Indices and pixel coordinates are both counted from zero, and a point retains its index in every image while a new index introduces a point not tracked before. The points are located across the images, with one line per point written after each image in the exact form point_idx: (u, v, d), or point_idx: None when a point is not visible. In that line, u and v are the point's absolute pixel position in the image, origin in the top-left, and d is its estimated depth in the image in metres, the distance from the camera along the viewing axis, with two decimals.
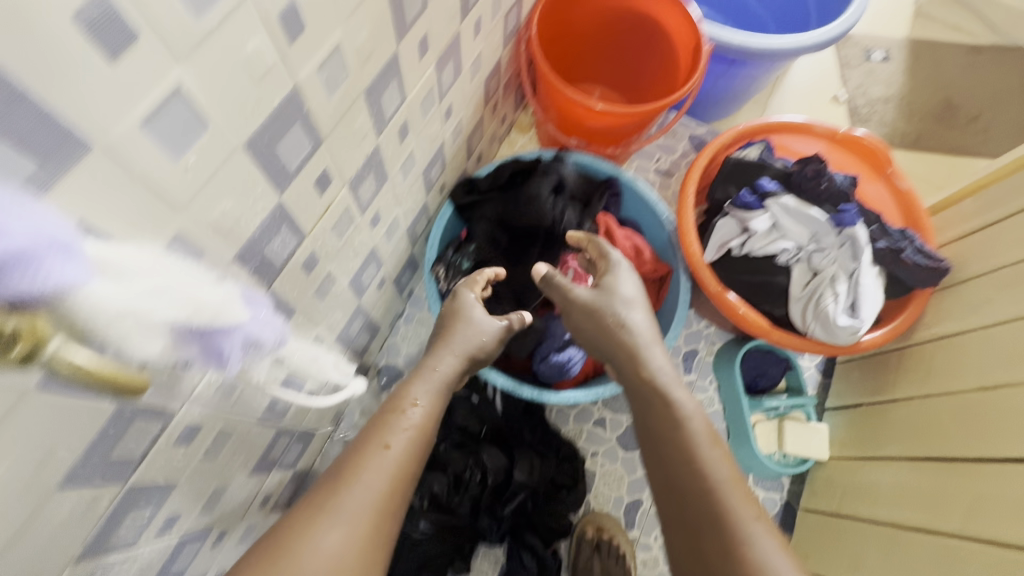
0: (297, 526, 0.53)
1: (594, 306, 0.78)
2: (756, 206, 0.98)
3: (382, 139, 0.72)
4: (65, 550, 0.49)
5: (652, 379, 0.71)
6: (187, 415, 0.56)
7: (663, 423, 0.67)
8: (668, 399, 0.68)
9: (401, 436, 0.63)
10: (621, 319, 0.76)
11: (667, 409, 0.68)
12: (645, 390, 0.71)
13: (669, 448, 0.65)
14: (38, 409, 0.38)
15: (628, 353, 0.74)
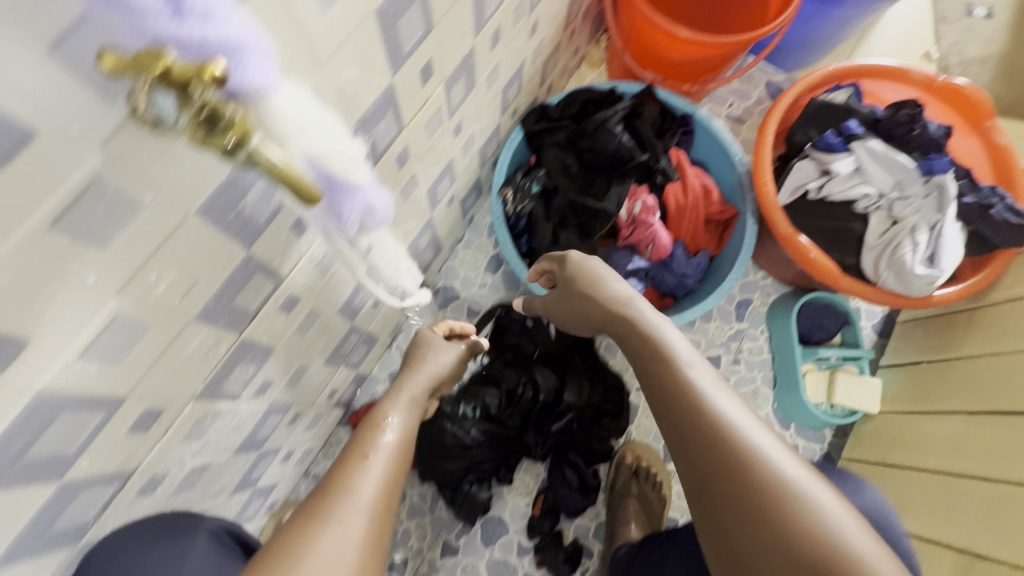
0: (299, 522, 0.48)
1: (583, 286, 0.75)
2: (840, 148, 0.95)
3: (477, 41, 0.72)
4: (191, 386, 0.54)
5: (639, 326, 0.68)
6: (291, 282, 0.60)
7: (654, 367, 0.63)
8: (657, 343, 0.65)
9: (382, 449, 0.56)
10: (605, 292, 0.72)
11: (655, 350, 0.64)
12: (637, 340, 0.67)
13: (664, 392, 0.61)
14: (194, 234, 0.42)
15: (619, 316, 0.70)
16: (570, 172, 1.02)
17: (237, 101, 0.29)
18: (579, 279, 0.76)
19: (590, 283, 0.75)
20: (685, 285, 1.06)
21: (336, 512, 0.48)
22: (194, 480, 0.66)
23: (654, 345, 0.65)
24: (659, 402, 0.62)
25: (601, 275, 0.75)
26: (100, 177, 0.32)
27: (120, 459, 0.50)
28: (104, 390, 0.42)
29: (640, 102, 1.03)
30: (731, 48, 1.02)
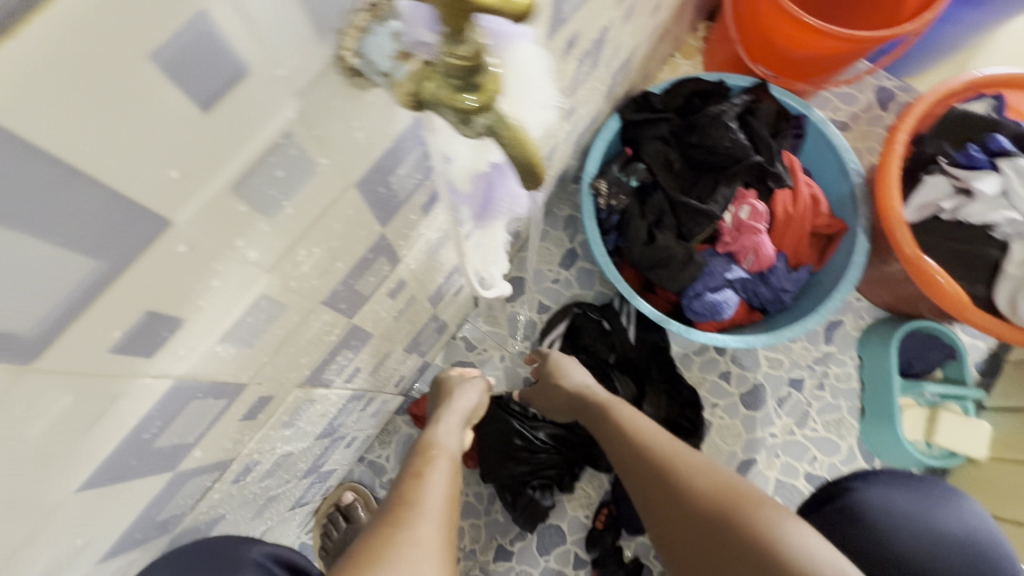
0: (376, 533, 0.47)
1: (554, 373, 0.86)
2: (982, 165, 0.86)
3: (615, 16, 0.65)
4: (301, 372, 0.49)
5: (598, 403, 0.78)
6: (404, 266, 0.55)
7: (616, 432, 0.72)
8: (615, 414, 0.74)
9: (437, 471, 0.59)
10: (567, 380, 0.84)
11: (616, 421, 0.73)
12: (595, 414, 0.77)
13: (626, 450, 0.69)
14: (347, 206, 0.36)
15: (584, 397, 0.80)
16: (673, 167, 0.95)
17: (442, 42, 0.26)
18: (552, 368, 0.87)
19: (558, 369, 0.86)
20: (780, 300, 0.98)
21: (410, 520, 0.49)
22: (276, 467, 0.62)
23: (612, 417, 0.74)
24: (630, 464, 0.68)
25: (568, 365, 0.87)
26: (289, 133, 0.26)
27: (225, 447, 0.45)
28: (230, 376, 0.37)
29: (755, 98, 0.94)
30: (863, 45, 0.92)
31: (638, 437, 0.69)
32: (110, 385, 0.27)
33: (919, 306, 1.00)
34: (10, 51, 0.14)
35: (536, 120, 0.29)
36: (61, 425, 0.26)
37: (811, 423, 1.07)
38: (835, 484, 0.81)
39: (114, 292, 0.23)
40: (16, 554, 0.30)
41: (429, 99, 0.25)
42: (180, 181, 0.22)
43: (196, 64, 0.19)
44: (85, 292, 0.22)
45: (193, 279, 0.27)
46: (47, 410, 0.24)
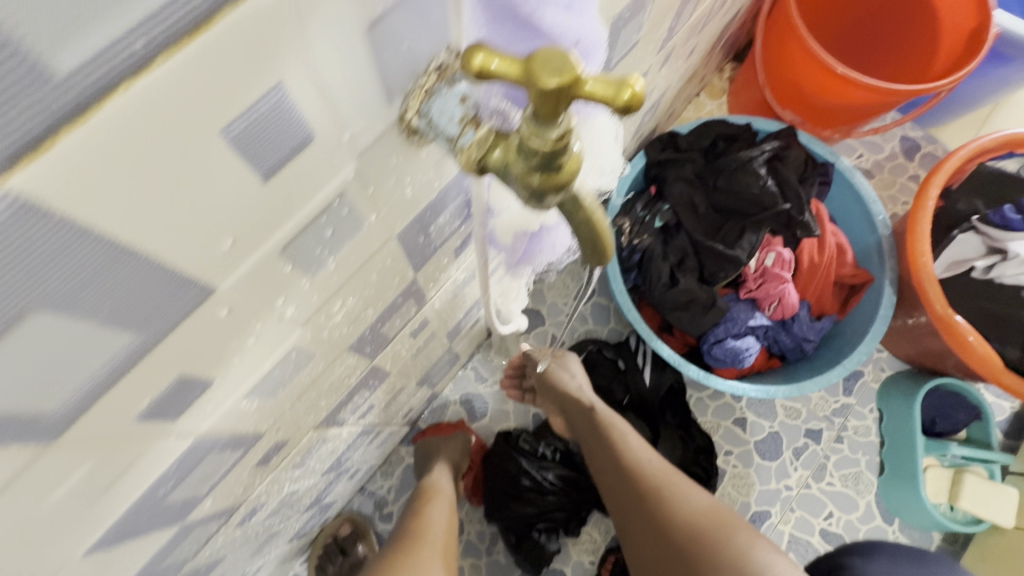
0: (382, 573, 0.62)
1: (553, 378, 0.85)
2: (1018, 226, 0.83)
3: (654, 62, 0.64)
4: (320, 414, 0.47)
5: (592, 412, 0.80)
6: (430, 306, 0.53)
7: (608, 449, 0.75)
8: (608, 430, 0.77)
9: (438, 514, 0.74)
10: (565, 386, 0.83)
11: (608, 437, 0.76)
12: (588, 424, 0.80)
13: (616, 469, 0.72)
14: (387, 257, 0.35)
15: (579, 406, 0.82)
16: (698, 211, 0.93)
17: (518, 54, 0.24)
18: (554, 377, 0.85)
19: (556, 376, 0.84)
20: (802, 349, 0.96)
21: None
22: (281, 506, 0.59)
23: (607, 433, 0.76)
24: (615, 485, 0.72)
25: (571, 371, 0.85)
26: (343, 194, 0.25)
27: (235, 493, 0.42)
28: (251, 427, 0.35)
29: (784, 145, 0.93)
30: (895, 99, 0.91)
31: (630, 459, 0.72)
32: (132, 449, 0.25)
33: (945, 362, 0.97)
34: (88, 136, 0.14)
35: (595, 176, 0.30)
36: (78, 492, 0.24)
37: (827, 477, 1.03)
38: (829, 556, 0.81)
39: (149, 360, 0.22)
40: None
41: (495, 169, 0.24)
42: (231, 250, 0.21)
43: (266, 138, 0.19)
44: (121, 360, 0.20)
45: (230, 339, 0.25)
46: (66, 479, 0.23)
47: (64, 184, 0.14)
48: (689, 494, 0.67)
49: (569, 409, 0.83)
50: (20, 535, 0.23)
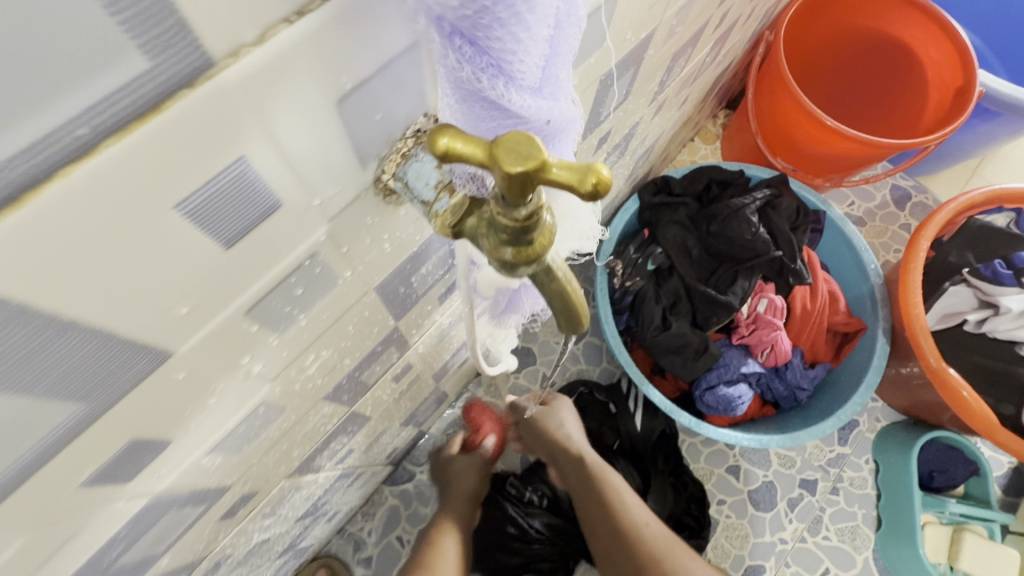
0: None
1: (546, 428, 0.81)
2: (1009, 280, 0.83)
3: (646, 113, 0.65)
4: (292, 463, 0.46)
5: (583, 465, 0.76)
6: (413, 350, 0.52)
7: (603, 507, 0.72)
8: (604, 485, 0.74)
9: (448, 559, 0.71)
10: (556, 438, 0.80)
11: (604, 495, 0.73)
12: (579, 476, 0.76)
13: (613, 531, 0.70)
14: (364, 309, 0.34)
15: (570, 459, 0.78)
16: (691, 255, 0.93)
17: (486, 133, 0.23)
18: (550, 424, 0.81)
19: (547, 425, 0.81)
20: (795, 397, 0.95)
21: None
22: (252, 555, 0.57)
23: (600, 488, 0.74)
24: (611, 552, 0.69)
25: (562, 420, 0.81)
26: (314, 255, 0.24)
27: (197, 549, 0.40)
28: (213, 483, 0.34)
29: (775, 193, 0.94)
30: (884, 151, 0.92)
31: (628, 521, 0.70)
32: (75, 517, 0.24)
33: (941, 415, 0.95)
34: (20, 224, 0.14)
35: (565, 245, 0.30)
36: (10, 564, 0.23)
37: (823, 530, 1.00)
38: None
39: (93, 429, 0.21)
40: None
41: (470, 233, 0.24)
42: (190, 312, 0.21)
43: (221, 212, 0.19)
44: (60, 431, 0.19)
45: (188, 399, 0.24)
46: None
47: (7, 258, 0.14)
48: (686, 560, 0.66)
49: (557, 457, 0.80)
50: None
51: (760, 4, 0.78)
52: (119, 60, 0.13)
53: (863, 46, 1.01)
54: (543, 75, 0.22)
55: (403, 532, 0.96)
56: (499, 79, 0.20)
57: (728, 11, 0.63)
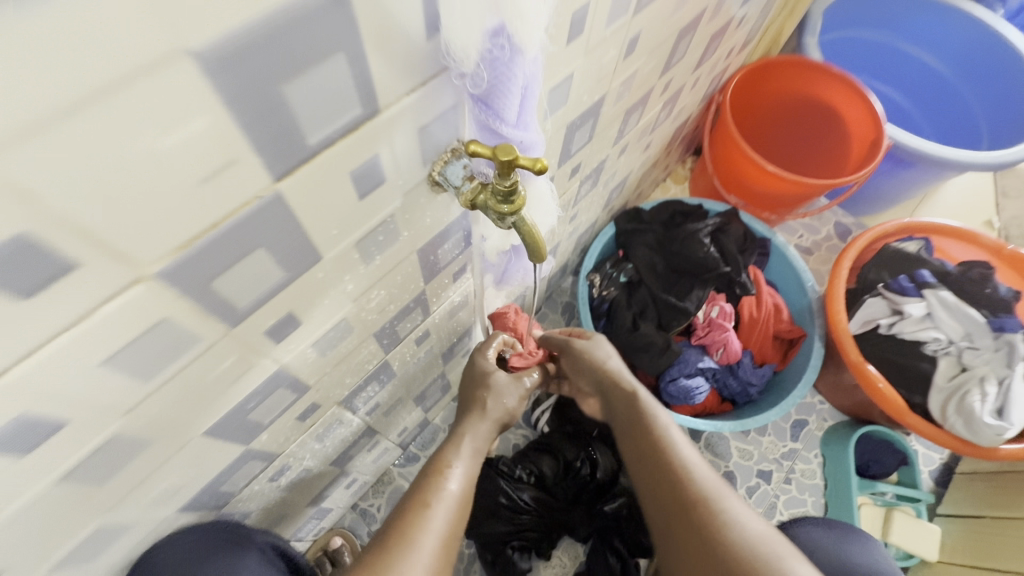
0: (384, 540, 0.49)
1: (583, 351, 0.74)
2: (912, 292, 1.03)
3: (611, 152, 0.86)
4: (343, 391, 0.62)
5: (624, 388, 0.70)
6: (432, 318, 0.70)
7: (648, 439, 0.63)
8: (647, 413, 0.66)
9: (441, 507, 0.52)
10: (597, 364, 0.72)
11: (647, 424, 0.64)
12: (618, 400, 0.70)
13: (657, 468, 0.60)
14: (408, 266, 0.52)
15: (610, 384, 0.71)
16: (658, 270, 1.13)
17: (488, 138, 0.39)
18: (587, 354, 0.73)
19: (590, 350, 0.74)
20: (748, 393, 1.11)
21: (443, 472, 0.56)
22: (297, 482, 0.72)
23: (647, 420, 0.65)
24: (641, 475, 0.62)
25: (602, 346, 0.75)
26: (391, 218, 0.43)
27: (278, 441, 0.57)
28: (304, 376, 0.51)
29: (725, 221, 1.14)
30: (814, 190, 1.13)
31: (677, 463, 0.59)
32: (249, 361, 0.41)
33: (873, 412, 1.12)
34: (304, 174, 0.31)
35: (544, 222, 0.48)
36: (218, 380, 0.40)
37: (778, 515, 1.14)
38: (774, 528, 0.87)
39: (280, 300, 0.39)
40: (142, 483, 0.41)
41: (478, 205, 0.41)
42: (337, 234, 0.38)
43: (362, 180, 0.36)
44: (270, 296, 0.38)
45: (315, 296, 0.42)
46: (219, 365, 0.38)
47: (299, 185, 0.31)
48: (744, 511, 0.55)
49: (595, 381, 0.73)
50: (187, 398, 0.38)
51: (703, 75, 1.02)
52: (358, 106, 0.31)
53: (798, 105, 1.25)
54: (519, 115, 0.37)
55: None
56: (492, 117, 0.36)
57: (673, 79, 0.85)
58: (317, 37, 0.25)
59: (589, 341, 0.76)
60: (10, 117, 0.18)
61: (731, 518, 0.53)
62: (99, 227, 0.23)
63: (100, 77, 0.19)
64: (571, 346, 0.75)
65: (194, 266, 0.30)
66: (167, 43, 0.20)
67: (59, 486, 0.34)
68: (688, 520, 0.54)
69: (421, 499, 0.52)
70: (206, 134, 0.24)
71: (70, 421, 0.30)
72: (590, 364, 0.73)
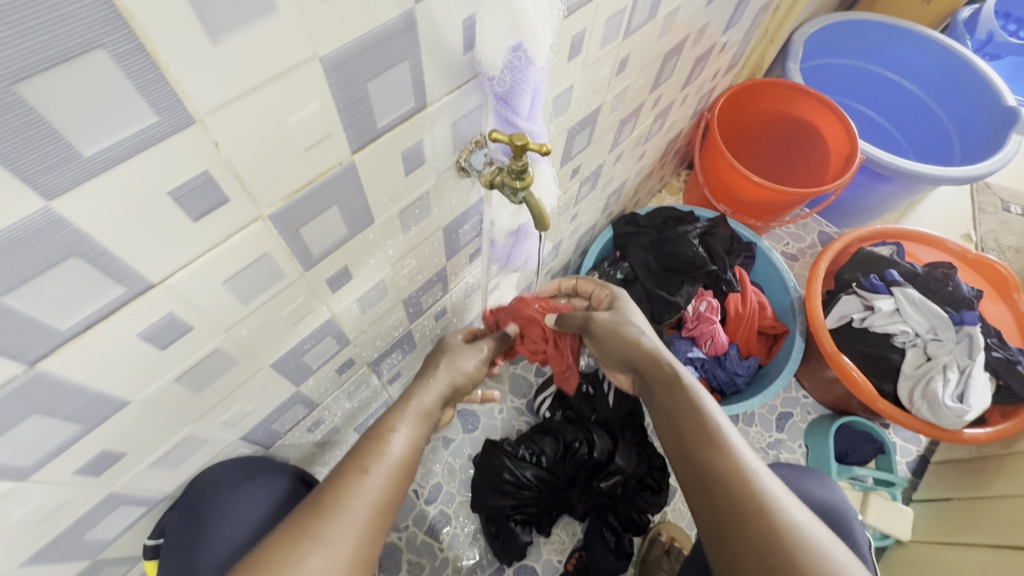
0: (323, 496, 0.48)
1: (627, 335, 0.69)
2: (882, 290, 1.13)
3: (608, 157, 0.97)
4: (373, 353, 0.73)
5: (680, 382, 0.63)
6: (451, 295, 0.80)
7: (708, 441, 0.58)
8: (707, 412, 0.60)
9: (383, 467, 0.51)
10: (647, 351, 0.66)
11: (706, 424, 0.59)
12: (673, 396, 0.63)
13: (720, 473, 0.55)
14: (435, 240, 0.63)
15: (662, 374, 0.65)
16: (651, 268, 1.22)
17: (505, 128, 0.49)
18: (627, 332, 0.69)
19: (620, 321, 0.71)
20: (734, 382, 1.21)
21: (403, 409, 0.58)
22: (326, 439, 0.81)
23: (706, 419, 0.60)
24: (703, 484, 0.56)
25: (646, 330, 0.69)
26: (426, 195, 0.54)
27: (318, 390, 0.67)
28: (347, 329, 0.61)
29: (714, 225, 1.25)
30: (795, 199, 1.21)
31: (741, 465, 0.55)
32: (311, 305, 0.52)
33: (850, 403, 1.19)
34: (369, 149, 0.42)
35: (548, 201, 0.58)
36: (288, 317, 0.50)
37: None
38: None
39: (340, 255, 0.49)
40: (222, 401, 0.51)
41: (495, 184, 0.52)
42: (386, 202, 0.49)
43: (408, 160, 0.47)
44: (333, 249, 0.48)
45: (364, 255, 0.53)
46: (291, 302, 0.49)
47: (366, 158, 0.42)
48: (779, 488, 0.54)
49: (643, 370, 0.67)
50: (266, 328, 0.48)
51: (691, 94, 1.14)
52: (412, 101, 0.42)
53: (781, 122, 1.36)
54: (530, 111, 0.48)
55: (418, 486, 1.17)
56: (509, 110, 0.47)
57: (662, 95, 0.97)
58: (393, 49, 0.37)
59: (631, 322, 0.70)
60: (221, 94, 0.29)
61: (802, 529, 0.50)
62: (246, 175, 0.34)
63: (271, 72, 0.31)
64: (613, 328, 0.70)
65: (292, 213, 0.40)
66: (309, 51, 0.32)
67: (174, 385, 0.44)
68: (735, 508, 0.53)
69: (375, 432, 0.54)
70: (317, 114, 0.35)
71: (194, 327, 0.41)
72: (636, 349, 0.68)
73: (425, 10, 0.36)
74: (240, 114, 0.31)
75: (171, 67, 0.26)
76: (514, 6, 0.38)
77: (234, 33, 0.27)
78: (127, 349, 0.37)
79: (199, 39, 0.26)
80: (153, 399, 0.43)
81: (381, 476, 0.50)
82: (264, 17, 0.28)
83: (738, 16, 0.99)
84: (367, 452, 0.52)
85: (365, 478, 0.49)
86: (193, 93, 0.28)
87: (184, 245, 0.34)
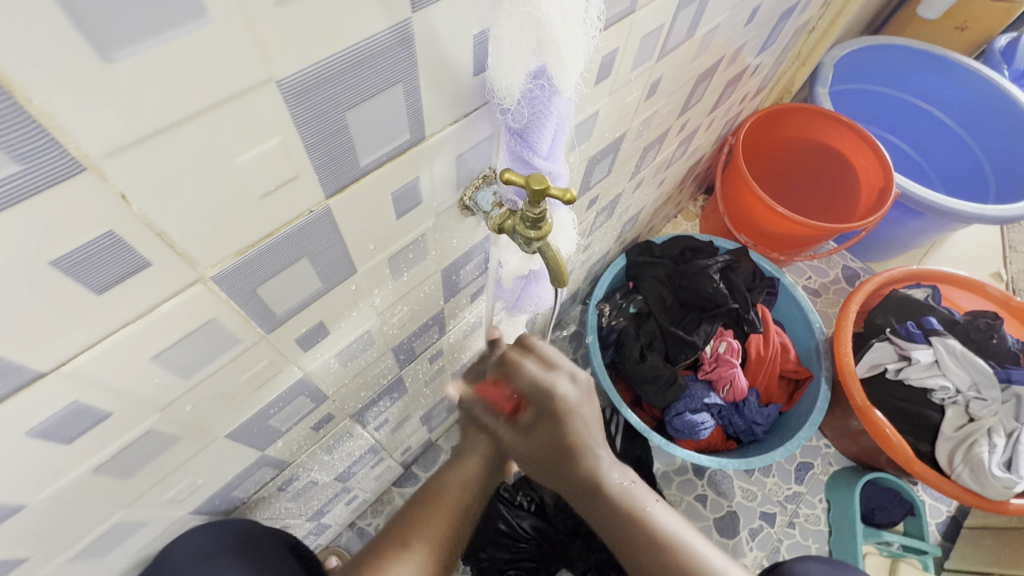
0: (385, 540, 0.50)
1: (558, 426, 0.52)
2: (919, 338, 1.04)
3: (628, 185, 0.89)
4: (353, 406, 0.63)
5: (616, 494, 0.55)
6: (446, 340, 0.70)
7: (648, 549, 0.54)
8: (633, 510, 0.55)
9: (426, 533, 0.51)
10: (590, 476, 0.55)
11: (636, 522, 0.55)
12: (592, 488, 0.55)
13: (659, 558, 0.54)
14: (430, 285, 0.54)
15: (615, 498, 0.55)
16: (666, 303, 1.14)
17: (516, 167, 0.40)
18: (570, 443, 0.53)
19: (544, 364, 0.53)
20: (752, 431, 1.11)
21: None
22: (303, 494, 0.71)
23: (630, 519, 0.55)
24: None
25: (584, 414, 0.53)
26: (422, 238, 0.45)
27: (290, 449, 0.58)
28: (325, 386, 0.53)
29: (735, 259, 1.16)
30: (825, 233, 1.08)
31: (702, 563, 0.53)
32: (275, 369, 0.43)
33: (879, 458, 1.08)
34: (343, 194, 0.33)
35: (567, 243, 0.49)
36: (245, 385, 0.41)
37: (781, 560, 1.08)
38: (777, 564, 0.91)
39: (306, 314, 0.40)
40: (160, 483, 0.43)
41: (506, 230, 0.42)
42: (372, 250, 0.40)
43: (396, 201, 0.38)
44: (301, 307, 0.39)
45: (345, 308, 0.44)
46: (249, 369, 0.40)
47: (343, 204, 0.34)
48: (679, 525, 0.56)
49: (588, 495, 0.56)
50: (218, 399, 0.39)
51: (717, 119, 1.06)
52: (407, 133, 0.33)
53: (809, 147, 1.28)
54: (551, 149, 0.39)
55: None
56: (524, 147, 0.38)
57: (689, 119, 0.89)
58: (384, 69, 0.28)
59: (569, 431, 0.52)
60: (125, 131, 0.21)
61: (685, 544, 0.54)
62: (172, 231, 0.26)
63: (203, 101, 0.22)
64: (556, 418, 0.51)
65: (244, 272, 0.31)
66: (261, 73, 0.23)
67: (91, 477, 0.35)
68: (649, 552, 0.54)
69: None
70: (276, 151, 0.27)
71: (114, 414, 0.32)
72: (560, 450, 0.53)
73: (424, 23, 0.28)
74: (155, 158, 0.22)
75: (35, 96, 0.18)
76: (539, 22, 0.29)
77: (138, 50, 0.19)
78: (14, 445, 0.28)
79: (78, 57, 0.18)
80: (64, 494, 0.35)
81: (423, 548, 0.50)
82: (184, 26, 0.19)
83: (773, 39, 0.91)
84: (409, 523, 0.51)
85: (405, 553, 0.49)
86: (80, 132, 0.19)
87: (83, 325, 0.26)
